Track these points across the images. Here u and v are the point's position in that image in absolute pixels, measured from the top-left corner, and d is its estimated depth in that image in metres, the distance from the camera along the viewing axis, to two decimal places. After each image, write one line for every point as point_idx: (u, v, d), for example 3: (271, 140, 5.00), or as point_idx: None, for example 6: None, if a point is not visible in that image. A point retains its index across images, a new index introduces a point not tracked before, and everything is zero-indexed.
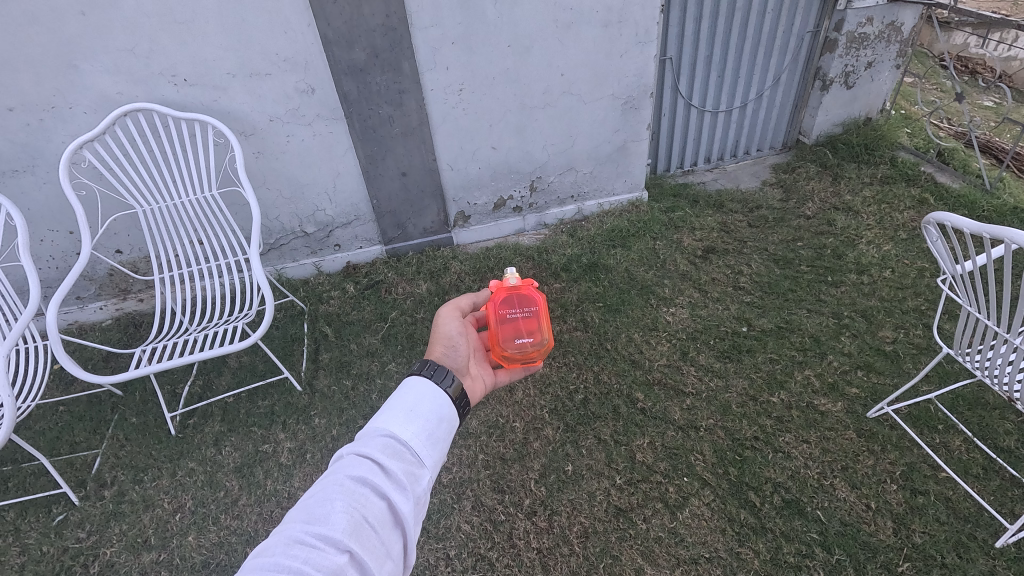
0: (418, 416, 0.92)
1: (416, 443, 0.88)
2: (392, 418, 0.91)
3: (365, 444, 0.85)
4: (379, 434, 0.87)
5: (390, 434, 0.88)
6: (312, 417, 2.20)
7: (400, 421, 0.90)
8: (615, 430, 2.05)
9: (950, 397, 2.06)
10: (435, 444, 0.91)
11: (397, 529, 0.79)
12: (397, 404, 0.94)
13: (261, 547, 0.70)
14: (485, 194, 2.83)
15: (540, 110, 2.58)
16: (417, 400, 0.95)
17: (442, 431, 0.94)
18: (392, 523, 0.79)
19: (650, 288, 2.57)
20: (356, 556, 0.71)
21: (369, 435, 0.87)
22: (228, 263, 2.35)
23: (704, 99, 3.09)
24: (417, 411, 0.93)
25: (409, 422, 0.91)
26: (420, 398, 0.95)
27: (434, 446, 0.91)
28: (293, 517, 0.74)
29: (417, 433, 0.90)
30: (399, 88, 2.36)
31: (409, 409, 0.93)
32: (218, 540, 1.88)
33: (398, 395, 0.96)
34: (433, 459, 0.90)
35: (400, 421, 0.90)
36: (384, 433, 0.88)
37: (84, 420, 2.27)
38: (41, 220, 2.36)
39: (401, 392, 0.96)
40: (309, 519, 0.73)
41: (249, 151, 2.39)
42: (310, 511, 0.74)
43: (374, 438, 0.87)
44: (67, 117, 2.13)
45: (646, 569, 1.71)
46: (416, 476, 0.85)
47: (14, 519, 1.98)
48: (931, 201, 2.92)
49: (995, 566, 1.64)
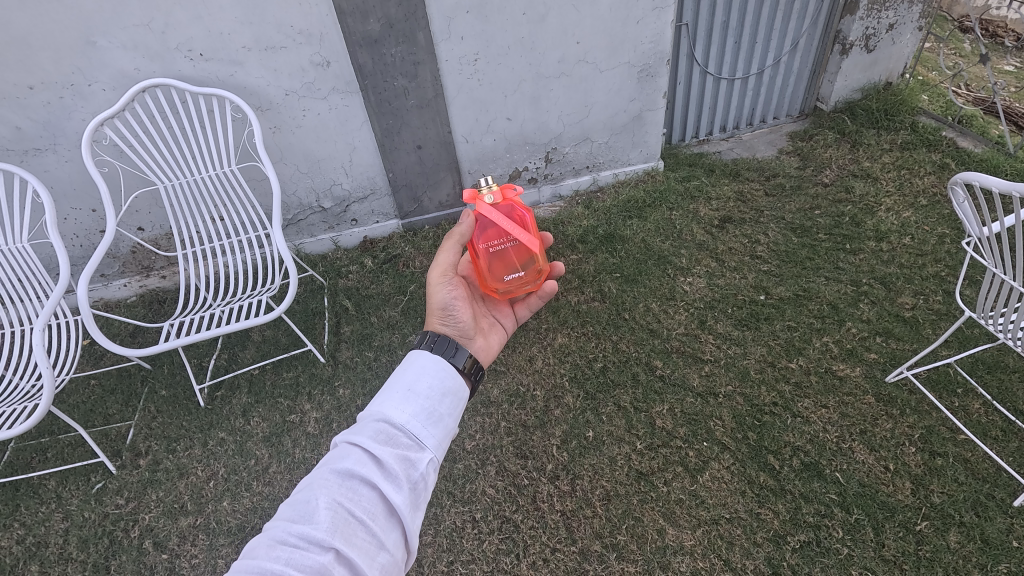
0: (416, 396, 0.94)
1: (412, 424, 0.90)
2: (388, 400, 0.93)
3: (358, 432, 0.88)
4: (374, 420, 0.90)
5: (385, 419, 0.90)
6: (336, 388, 2.25)
7: (395, 403, 0.92)
8: (635, 397, 2.08)
9: (969, 361, 2.06)
10: (437, 421, 0.93)
11: (391, 517, 0.81)
12: (396, 384, 0.96)
13: (248, 547, 0.74)
14: (501, 166, 2.83)
15: (556, 80, 2.56)
16: (415, 376, 0.97)
17: (445, 406, 0.96)
18: (387, 513, 0.81)
19: (667, 258, 2.57)
20: (340, 554, 0.74)
21: (365, 421, 0.90)
22: (249, 238, 2.38)
23: (720, 65, 3.03)
24: (415, 388, 0.95)
25: (406, 402, 0.93)
26: (420, 374, 0.98)
27: (436, 422, 0.93)
28: (281, 517, 0.78)
29: (414, 412, 0.92)
30: (414, 60, 2.34)
31: (408, 387, 0.96)
32: (251, 505, 1.95)
33: (401, 371, 0.99)
34: (434, 437, 0.91)
35: (394, 403, 0.92)
36: (378, 417, 0.90)
37: (115, 393, 2.34)
38: (64, 198, 2.40)
39: (404, 369, 0.99)
40: (293, 519, 0.77)
41: (266, 126, 2.40)
42: (296, 510, 0.78)
43: (368, 425, 0.89)
44: (85, 95, 2.15)
45: (667, 529, 1.76)
46: (411, 461, 0.86)
47: (55, 487, 2.06)
48: (953, 166, 2.88)
49: (1012, 524, 1.67)
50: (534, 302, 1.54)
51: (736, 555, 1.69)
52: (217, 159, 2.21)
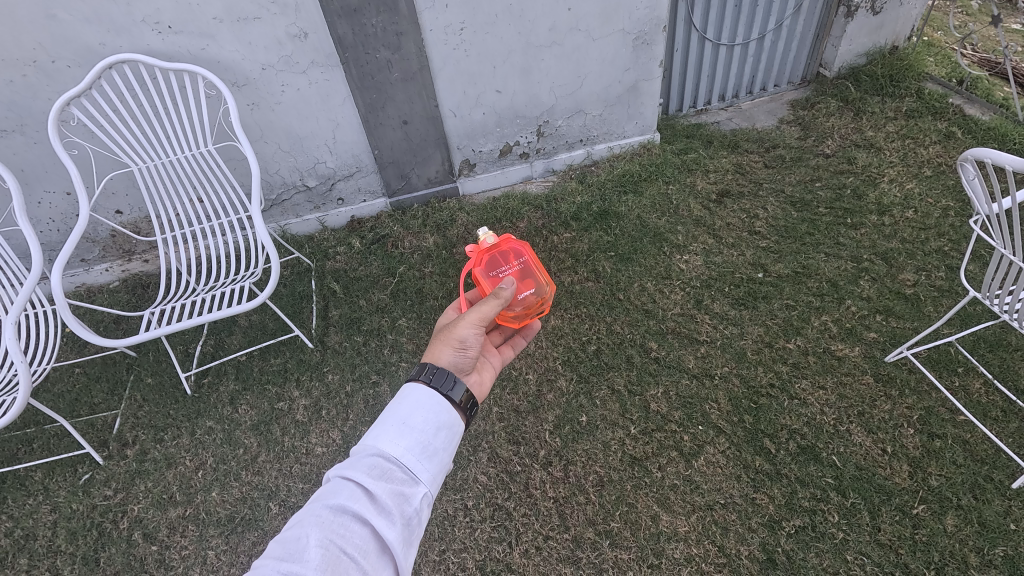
0: (411, 430, 0.92)
1: (407, 459, 0.88)
2: (383, 433, 0.91)
3: (352, 466, 0.87)
4: (368, 455, 0.88)
5: (379, 454, 0.88)
6: (326, 374, 2.21)
7: (389, 437, 0.90)
8: (629, 380, 2.04)
9: (971, 340, 2.02)
10: (431, 456, 0.91)
11: (382, 554, 0.79)
12: (390, 418, 0.94)
13: None
14: (491, 141, 2.73)
15: (547, 49, 2.44)
16: (411, 411, 0.95)
17: (440, 440, 0.94)
18: (378, 549, 0.79)
19: (663, 235, 2.50)
20: None
21: (359, 456, 0.88)
22: (230, 221, 2.30)
23: (719, 31, 2.90)
24: (410, 422, 0.93)
25: (401, 436, 0.91)
26: (415, 409, 0.96)
27: (430, 457, 0.91)
28: (270, 554, 0.75)
29: (409, 447, 0.90)
30: (396, 30, 2.22)
31: (403, 421, 0.93)
32: (241, 495, 1.93)
33: (395, 406, 0.97)
34: (429, 473, 0.90)
35: (389, 437, 0.90)
36: (372, 452, 0.88)
37: (101, 381, 2.30)
38: (36, 181, 2.30)
39: (399, 402, 0.97)
40: (283, 557, 0.75)
41: (243, 102, 2.29)
42: (285, 547, 0.76)
43: (363, 459, 0.87)
44: (50, 72, 2.03)
45: (662, 516, 1.74)
46: (405, 496, 0.85)
47: (42, 479, 2.03)
48: (959, 135, 2.78)
49: (1010, 506, 1.65)
50: (519, 341, 1.59)
51: (731, 541, 1.68)
52: (192, 139, 2.11)
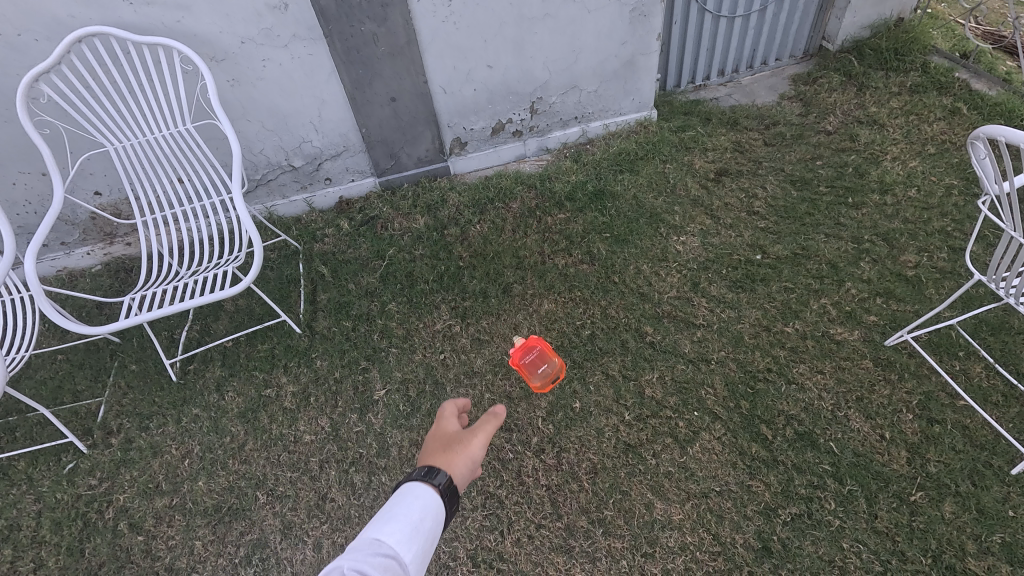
0: (407, 519, 0.85)
1: (408, 548, 0.81)
2: (383, 527, 0.82)
3: (356, 554, 0.76)
4: (372, 545, 0.78)
5: (384, 545, 0.79)
6: (314, 360, 2.16)
7: (391, 530, 0.82)
8: (624, 365, 2.00)
9: (972, 323, 1.97)
10: (422, 537, 0.84)
11: None
12: (388, 515, 0.85)
13: None
14: (483, 118, 2.64)
15: (540, 22, 2.34)
16: (405, 510, 0.87)
17: (428, 525, 0.87)
18: None
19: (659, 216, 2.43)
20: None
21: (364, 543, 0.79)
22: (213, 202, 2.22)
23: (720, 2, 2.78)
24: (407, 522, 0.85)
25: (400, 530, 0.83)
26: (409, 508, 0.88)
27: (422, 538, 0.84)
28: None
29: (406, 532, 0.83)
30: (382, 2, 2.11)
31: (400, 518, 0.85)
32: (228, 484, 1.89)
33: (388, 508, 0.88)
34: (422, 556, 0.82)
35: (392, 530, 0.82)
36: (377, 544, 0.79)
37: (84, 368, 2.24)
38: (9, 161, 2.21)
39: (390, 506, 0.88)
40: None
41: (222, 78, 2.19)
42: None
43: (366, 549, 0.77)
44: (18, 46, 1.93)
45: (656, 503, 1.71)
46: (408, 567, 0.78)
47: (26, 468, 1.99)
48: (964, 111, 2.70)
49: (1009, 492, 1.62)
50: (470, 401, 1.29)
51: (726, 529, 1.65)
52: (170, 117, 2.02)
